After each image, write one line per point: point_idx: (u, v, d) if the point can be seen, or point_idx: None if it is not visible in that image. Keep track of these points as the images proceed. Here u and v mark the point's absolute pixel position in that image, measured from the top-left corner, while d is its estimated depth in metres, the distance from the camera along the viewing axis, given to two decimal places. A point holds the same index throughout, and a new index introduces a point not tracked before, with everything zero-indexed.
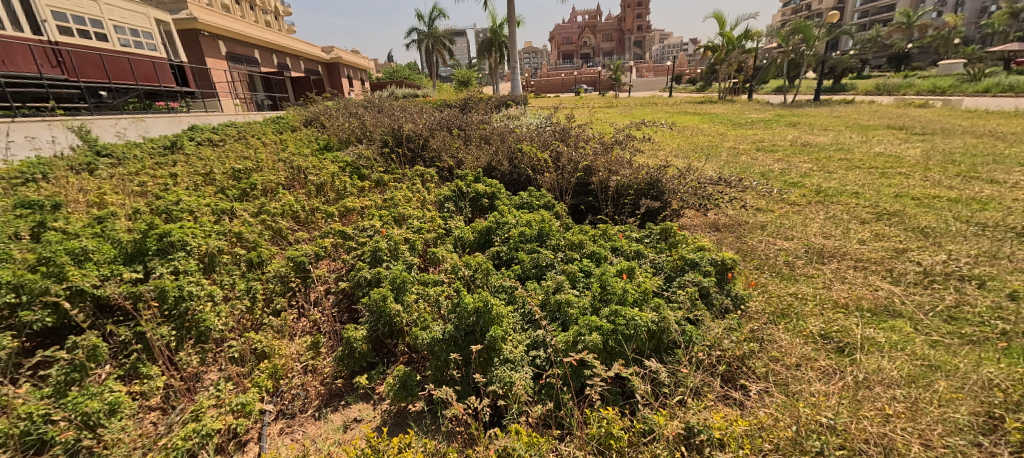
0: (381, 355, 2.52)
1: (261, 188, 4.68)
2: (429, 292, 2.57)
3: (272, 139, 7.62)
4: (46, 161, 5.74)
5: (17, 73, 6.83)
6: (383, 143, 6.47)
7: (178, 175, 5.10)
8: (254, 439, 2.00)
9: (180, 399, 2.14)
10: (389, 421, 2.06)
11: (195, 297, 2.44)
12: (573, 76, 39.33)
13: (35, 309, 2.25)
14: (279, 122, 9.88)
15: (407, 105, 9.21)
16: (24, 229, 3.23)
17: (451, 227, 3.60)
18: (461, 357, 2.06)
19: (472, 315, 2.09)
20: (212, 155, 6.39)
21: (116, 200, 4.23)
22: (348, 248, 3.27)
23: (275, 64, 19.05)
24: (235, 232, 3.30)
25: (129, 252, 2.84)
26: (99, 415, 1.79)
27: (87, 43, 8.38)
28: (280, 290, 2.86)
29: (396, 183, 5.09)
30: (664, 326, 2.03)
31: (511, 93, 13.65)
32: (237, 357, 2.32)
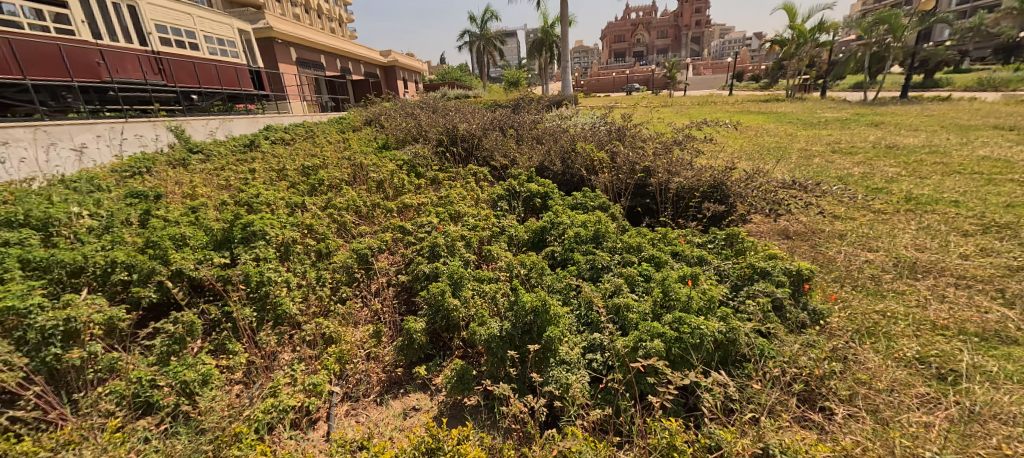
0: (438, 348, 2.60)
1: (327, 184, 4.99)
2: (485, 288, 2.61)
3: (336, 138, 8.10)
4: (148, 157, 6.53)
5: (126, 79, 7.87)
6: (438, 143, 6.66)
7: (255, 171, 5.57)
8: (323, 418, 2.13)
9: (260, 375, 2.33)
10: (446, 413, 2.11)
11: (273, 283, 2.64)
12: (627, 74, 38.27)
13: (145, 286, 2.57)
14: (343, 122, 10.49)
15: (461, 106, 9.42)
16: (134, 216, 3.68)
17: (505, 225, 3.63)
18: (517, 355, 2.07)
19: (530, 313, 2.09)
20: (285, 152, 6.92)
21: (205, 192, 4.69)
22: (407, 243, 3.39)
23: (339, 68, 20.26)
24: (306, 224, 3.54)
25: (218, 239, 3.13)
26: (194, 385, 2.00)
27: (183, 52, 9.40)
28: (345, 280, 3.02)
29: (450, 181, 5.21)
30: (733, 337, 1.92)
31: (562, 93, 13.53)
32: (308, 341, 2.49)
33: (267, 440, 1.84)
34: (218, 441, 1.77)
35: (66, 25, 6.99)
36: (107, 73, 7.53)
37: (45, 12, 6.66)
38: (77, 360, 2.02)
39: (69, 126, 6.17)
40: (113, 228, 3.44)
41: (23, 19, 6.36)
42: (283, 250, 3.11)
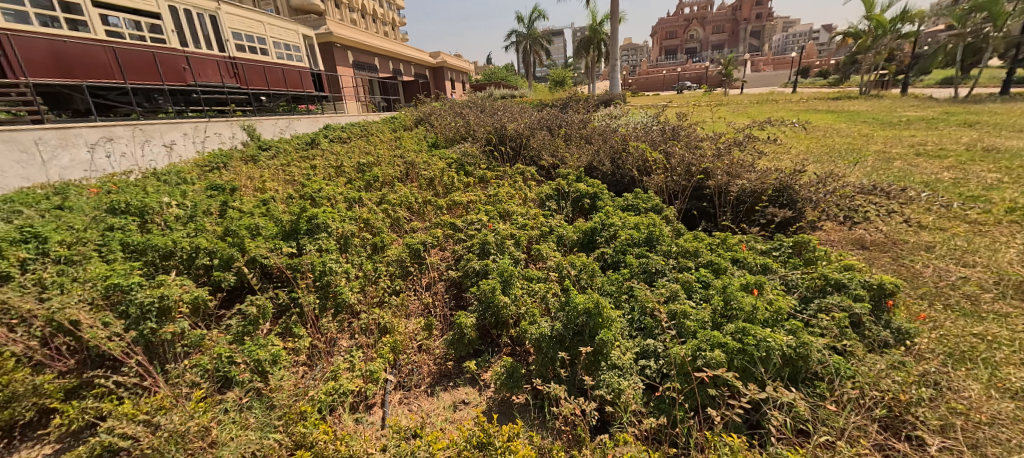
0: (487, 344, 2.63)
1: (381, 180, 5.20)
2: (535, 287, 2.61)
3: (389, 137, 8.43)
4: (226, 153, 7.19)
5: (207, 83, 8.67)
6: (486, 142, 6.75)
7: (317, 167, 5.92)
8: (378, 404, 2.22)
9: (321, 358, 2.47)
10: (495, 409, 2.14)
11: (334, 273, 2.80)
12: (680, 71, 36.79)
13: (225, 270, 2.83)
14: (396, 121, 10.90)
15: (509, 105, 9.48)
16: (214, 207, 4.04)
17: (554, 225, 3.61)
18: (568, 356, 2.05)
19: (582, 314, 2.07)
20: (342, 150, 7.30)
21: (273, 186, 5.06)
22: (457, 240, 3.46)
23: (392, 70, 21.08)
24: (363, 218, 3.71)
25: (286, 229, 3.36)
26: (266, 363, 2.17)
27: (256, 57, 10.18)
28: (399, 273, 3.13)
29: (498, 180, 5.25)
30: (804, 353, 1.79)
31: (610, 92, 13.23)
32: (365, 329, 2.62)
33: (328, 420, 1.96)
34: (286, 418, 1.91)
35: (158, 35, 7.85)
36: (191, 77, 8.35)
37: (141, 23, 7.52)
38: (169, 334, 2.27)
39: (162, 125, 6.91)
40: (196, 217, 3.79)
41: (123, 30, 7.22)
42: (342, 242, 3.28)
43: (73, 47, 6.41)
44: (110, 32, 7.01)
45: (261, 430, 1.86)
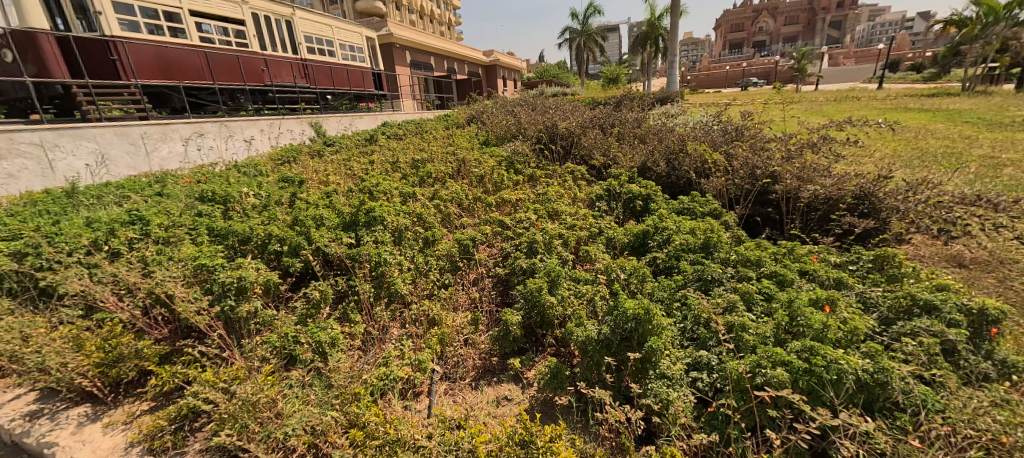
0: (532, 343, 2.63)
1: (434, 177, 5.35)
2: (582, 289, 2.57)
3: (443, 134, 8.65)
4: (296, 148, 7.80)
5: (282, 83, 9.38)
6: (537, 140, 6.74)
7: (375, 163, 6.21)
8: (425, 393, 2.30)
9: (374, 344, 2.60)
10: (538, 408, 2.14)
11: (388, 264, 2.93)
12: (746, 67, 34.53)
13: (293, 257, 3.06)
14: (450, 119, 11.19)
15: (561, 104, 9.39)
16: (284, 198, 4.37)
17: (604, 226, 3.53)
18: (615, 361, 2.00)
19: (631, 320, 2.01)
20: (398, 146, 7.59)
21: (335, 180, 5.37)
22: (506, 237, 3.49)
23: (447, 69, 21.62)
24: (417, 213, 3.84)
25: (346, 221, 3.57)
26: (325, 345, 2.31)
27: (325, 58, 10.86)
28: (448, 267, 3.20)
29: (547, 179, 5.22)
30: (884, 379, 1.66)
31: (668, 89, 12.69)
32: (414, 320, 2.71)
33: (379, 404, 2.05)
34: (341, 398, 2.02)
35: (242, 40, 8.56)
36: (269, 78, 9.09)
37: (229, 29, 8.25)
38: (245, 312, 2.50)
39: (244, 121, 7.67)
40: (268, 207, 4.12)
41: (214, 36, 7.96)
42: (396, 235, 3.42)
43: (172, 52, 7.22)
44: (204, 37, 7.77)
45: (319, 407, 1.98)
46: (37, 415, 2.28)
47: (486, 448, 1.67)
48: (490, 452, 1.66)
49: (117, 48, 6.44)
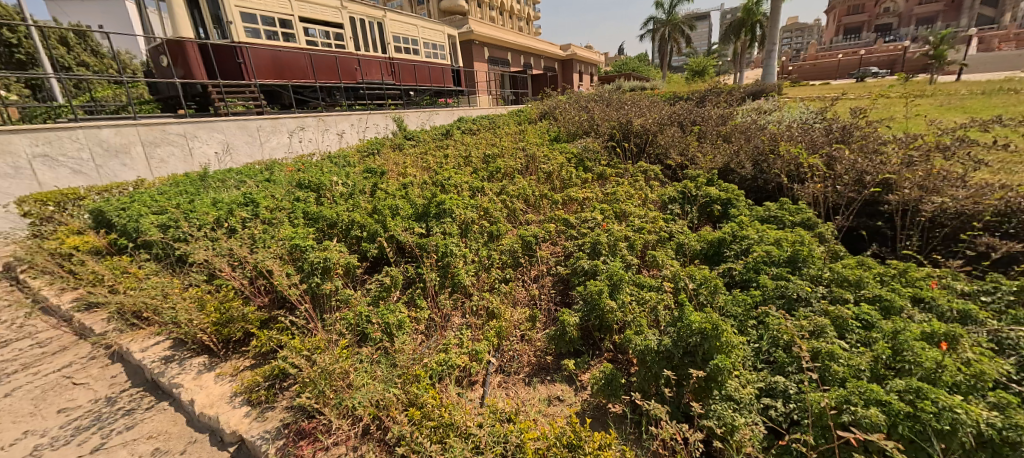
0: (588, 346, 2.59)
1: (503, 172, 5.44)
2: (644, 295, 2.47)
3: (515, 130, 8.74)
4: (380, 141, 8.50)
5: (371, 81, 10.12)
6: (610, 138, 6.55)
7: (449, 157, 6.48)
8: (480, 382, 2.38)
9: (436, 330, 2.73)
10: (589, 412, 2.11)
11: (454, 256, 3.06)
12: (862, 55, 30.24)
13: (371, 242, 3.32)
14: (522, 114, 11.27)
15: (639, 99, 9.01)
16: (366, 187, 4.73)
17: (674, 231, 3.35)
18: (676, 376, 1.90)
19: (696, 335, 1.89)
20: (471, 141, 7.83)
21: (412, 172, 5.70)
22: (570, 236, 3.45)
23: (522, 64, 21.79)
24: (484, 207, 3.94)
25: (418, 211, 3.77)
26: (392, 327, 2.47)
27: (412, 57, 11.47)
28: (510, 262, 3.25)
29: (618, 178, 5.06)
30: (1016, 438, 1.42)
31: (762, 83, 11.59)
32: (475, 311, 2.80)
33: (437, 388, 2.15)
34: (403, 377, 2.16)
35: (341, 42, 9.32)
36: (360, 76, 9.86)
37: (330, 32, 9.05)
38: (328, 289, 2.78)
39: (338, 117, 9.04)
40: (352, 195, 4.49)
41: (317, 39, 8.80)
42: (463, 228, 3.54)
43: (283, 54, 8.18)
44: (310, 40, 8.63)
45: (384, 383, 2.13)
46: (171, 360, 2.75)
47: (534, 446, 1.70)
48: (538, 450, 1.69)
49: (242, 52, 7.48)
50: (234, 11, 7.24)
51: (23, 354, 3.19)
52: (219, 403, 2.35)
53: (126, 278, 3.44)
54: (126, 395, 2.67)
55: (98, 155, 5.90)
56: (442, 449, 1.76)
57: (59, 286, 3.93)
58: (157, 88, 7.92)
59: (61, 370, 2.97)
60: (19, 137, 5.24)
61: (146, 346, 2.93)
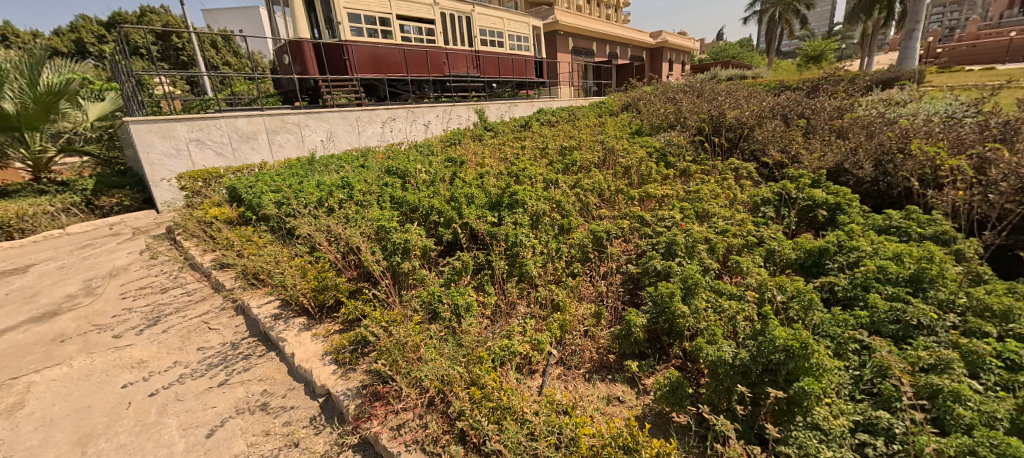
0: (655, 350, 2.48)
1: (579, 165, 5.35)
2: (722, 303, 2.29)
3: (594, 122, 8.53)
4: (462, 132, 8.88)
5: (458, 74, 10.53)
6: (698, 131, 6.10)
7: (527, 148, 6.54)
8: (540, 372, 2.41)
9: (501, 317, 2.80)
10: (650, 418, 2.04)
11: (523, 246, 3.10)
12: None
13: (446, 228, 3.50)
14: (603, 106, 10.94)
15: (736, 89, 8.24)
16: (447, 176, 4.96)
17: (765, 236, 3.04)
18: (751, 393, 1.75)
19: (779, 351, 1.71)
20: (549, 133, 7.80)
21: (490, 162, 5.86)
22: (644, 234, 3.30)
23: (608, 53, 21.09)
24: (557, 200, 3.92)
25: (492, 200, 3.88)
26: (460, 309, 2.59)
27: (497, 50, 11.67)
28: (579, 257, 3.20)
29: (703, 175, 4.71)
30: None
31: (893, 70, 9.91)
32: (540, 301, 2.82)
33: (498, 371, 2.22)
34: (467, 357, 2.27)
35: (431, 37, 9.76)
36: (448, 69, 10.30)
37: (422, 28, 9.53)
38: (406, 268, 2.98)
39: (426, 108, 9.68)
40: (433, 182, 4.74)
41: (411, 35, 9.32)
42: (534, 219, 3.56)
43: (381, 50, 8.82)
44: (404, 36, 9.18)
45: (449, 360, 2.26)
46: (278, 318, 3.17)
47: (588, 442, 1.69)
48: (592, 446, 1.68)
49: (347, 49, 8.25)
50: (342, 12, 7.97)
51: (174, 300, 3.91)
52: (312, 359, 2.67)
53: (248, 245, 4.03)
54: (244, 343, 3.15)
55: (235, 140, 7.16)
56: (498, 429, 1.83)
57: (202, 248, 4.73)
58: (280, 83, 9.12)
59: (200, 316, 3.59)
60: (180, 125, 6.63)
61: (261, 303, 3.42)
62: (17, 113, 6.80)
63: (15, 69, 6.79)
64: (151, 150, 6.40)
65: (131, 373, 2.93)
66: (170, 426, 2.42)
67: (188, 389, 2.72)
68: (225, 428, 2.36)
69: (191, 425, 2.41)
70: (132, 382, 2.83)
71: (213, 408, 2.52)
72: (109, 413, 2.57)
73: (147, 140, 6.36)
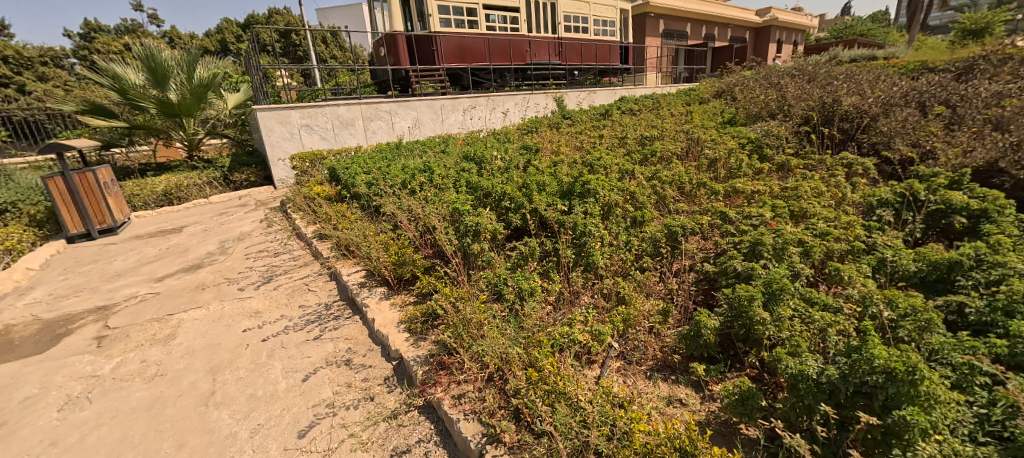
0: (727, 355, 2.31)
1: (659, 156, 5.08)
2: (812, 312, 2.04)
3: (681, 111, 7.99)
4: (539, 120, 8.94)
5: (540, 62, 10.49)
6: (803, 121, 5.43)
7: (605, 137, 6.36)
8: (599, 363, 2.38)
9: (564, 304, 2.81)
10: (713, 425, 1.91)
11: (591, 236, 3.06)
12: None
13: (516, 214, 3.57)
14: (693, 93, 10.20)
15: (858, 72, 7.15)
16: (522, 164, 5.02)
17: (878, 242, 2.64)
18: (837, 415, 1.55)
19: (878, 374, 1.49)
20: (630, 122, 7.49)
21: (565, 151, 5.81)
22: (725, 232, 3.05)
23: (703, 35, 19.53)
24: (631, 191, 3.78)
25: (563, 189, 3.86)
26: (524, 293, 2.64)
27: (581, 36, 11.35)
28: (650, 251, 3.07)
29: (805, 171, 4.20)
30: None
31: None
32: (604, 293, 2.77)
33: (556, 357, 2.24)
34: (527, 340, 2.33)
35: (516, 25, 9.78)
36: (530, 57, 10.30)
37: (507, 17, 9.59)
38: (475, 250, 3.11)
39: (506, 96, 9.94)
40: (508, 170, 4.83)
41: (496, 24, 9.45)
42: (606, 210, 3.47)
43: (466, 40, 9.10)
44: (489, 26, 9.32)
45: (510, 340, 2.33)
46: (363, 286, 3.50)
47: (642, 439, 1.65)
48: (645, 443, 1.63)
49: (436, 40, 8.66)
50: (432, 4, 8.33)
51: (283, 264, 4.50)
52: (389, 325, 2.92)
53: (342, 220, 4.48)
54: (334, 305, 3.53)
55: (336, 127, 7.95)
56: (551, 412, 1.87)
57: (306, 220, 5.37)
58: (376, 73, 9.90)
59: (302, 278, 4.10)
60: (294, 112, 7.52)
61: (350, 272, 3.80)
62: (179, 102, 8.21)
63: (178, 66, 8.25)
64: (271, 134, 7.37)
65: (249, 321, 3.45)
66: (275, 368, 2.82)
67: (289, 339, 3.14)
68: (317, 376, 2.70)
69: (292, 369, 2.79)
70: (250, 328, 3.34)
71: (308, 358, 2.89)
72: (232, 351, 3.06)
73: (269, 125, 7.33)
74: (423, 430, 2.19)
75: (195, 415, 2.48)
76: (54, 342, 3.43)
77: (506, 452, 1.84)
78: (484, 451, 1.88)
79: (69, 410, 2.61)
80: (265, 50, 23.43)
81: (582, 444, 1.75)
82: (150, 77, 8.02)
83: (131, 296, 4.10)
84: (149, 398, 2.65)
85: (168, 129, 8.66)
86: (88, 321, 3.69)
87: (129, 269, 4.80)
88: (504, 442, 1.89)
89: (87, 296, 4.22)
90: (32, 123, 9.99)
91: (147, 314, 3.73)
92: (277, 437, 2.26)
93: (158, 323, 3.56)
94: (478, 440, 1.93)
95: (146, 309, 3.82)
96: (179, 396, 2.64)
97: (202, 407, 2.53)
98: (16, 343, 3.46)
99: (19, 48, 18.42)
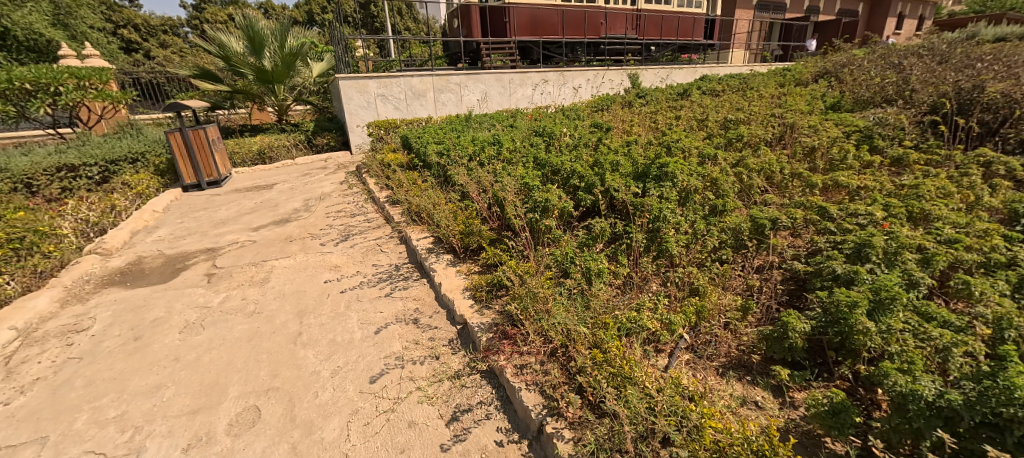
0: (814, 363, 2.12)
1: (745, 140, 4.64)
2: (928, 327, 1.81)
3: (774, 92, 7.24)
4: (611, 98, 8.58)
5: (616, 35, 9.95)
6: (928, 109, 4.67)
7: (683, 118, 5.95)
8: (667, 352, 2.31)
9: (631, 290, 2.72)
10: (793, 432, 1.79)
11: (666, 222, 2.89)
12: None
13: (587, 193, 3.46)
14: (788, 74, 9.14)
15: (1008, 51, 5.96)
16: (592, 141, 4.85)
17: (1020, 255, 2.23)
18: (955, 444, 1.37)
19: (1017, 406, 1.29)
20: (713, 103, 6.93)
21: (638, 130, 5.54)
22: (823, 229, 2.74)
23: (805, 8, 17.44)
24: (713, 177, 3.51)
25: (638, 171, 3.67)
26: (591, 273, 2.60)
27: (664, 7, 10.56)
28: (731, 243, 2.83)
29: (927, 166, 3.63)
30: None
31: None
32: (677, 281, 2.64)
33: (623, 341, 2.19)
34: (594, 321, 2.29)
35: None
36: (604, 31, 9.85)
37: None
38: (543, 227, 3.10)
39: (577, 72, 9.64)
40: (577, 147, 4.69)
41: None
42: (684, 196, 3.26)
43: (539, 11, 8.90)
44: None
45: (577, 318, 2.32)
46: (432, 251, 3.66)
47: (713, 436, 1.56)
48: (717, 441, 1.54)
49: (509, 11, 8.54)
50: None
51: (359, 224, 4.80)
52: (455, 290, 3.03)
53: (414, 188, 4.67)
54: (404, 267, 3.74)
55: (409, 97, 8.20)
56: (617, 394, 1.84)
57: (380, 185, 5.65)
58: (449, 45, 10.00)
59: (376, 240, 4.36)
60: (372, 82, 7.86)
61: (419, 237, 3.96)
62: (272, 69, 8.88)
63: (272, 35, 8.90)
64: (351, 102, 7.78)
65: (329, 273, 3.76)
66: (352, 319, 3.06)
67: (364, 293, 3.39)
68: (388, 330, 2.89)
69: (367, 321, 3.01)
70: (331, 280, 3.64)
71: (381, 313, 3.10)
72: (316, 299, 3.37)
73: (349, 93, 7.73)
74: (485, 393, 2.28)
75: (286, 350, 2.77)
76: (175, 274, 3.99)
77: (567, 427, 1.88)
78: (544, 422, 1.92)
79: (187, 333, 3.03)
80: (348, 21, 24.78)
81: (646, 430, 1.73)
82: (249, 45, 8.71)
83: (233, 242, 4.63)
84: (249, 331, 3.00)
85: (263, 94, 9.44)
86: (200, 259, 4.24)
87: (231, 218, 5.40)
88: (565, 416, 1.92)
89: (200, 238, 4.84)
90: (155, 84, 11.39)
91: (246, 258, 4.19)
92: (354, 380, 2.47)
93: (254, 267, 3.99)
94: (539, 411, 1.97)
95: (245, 254, 4.29)
96: (273, 333, 2.96)
97: (292, 345, 2.82)
98: (147, 272, 4.07)
99: (148, 18, 21.18)
